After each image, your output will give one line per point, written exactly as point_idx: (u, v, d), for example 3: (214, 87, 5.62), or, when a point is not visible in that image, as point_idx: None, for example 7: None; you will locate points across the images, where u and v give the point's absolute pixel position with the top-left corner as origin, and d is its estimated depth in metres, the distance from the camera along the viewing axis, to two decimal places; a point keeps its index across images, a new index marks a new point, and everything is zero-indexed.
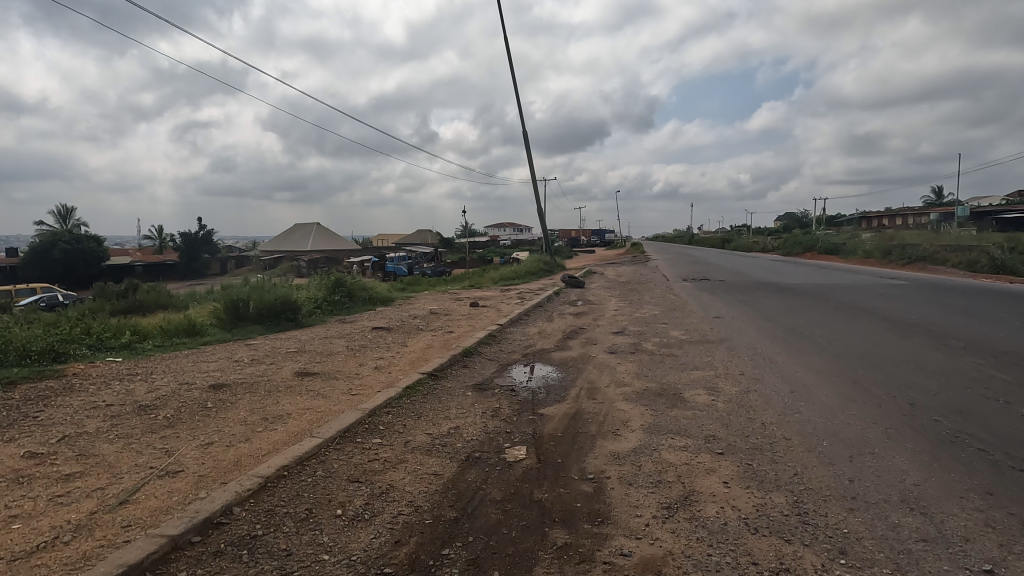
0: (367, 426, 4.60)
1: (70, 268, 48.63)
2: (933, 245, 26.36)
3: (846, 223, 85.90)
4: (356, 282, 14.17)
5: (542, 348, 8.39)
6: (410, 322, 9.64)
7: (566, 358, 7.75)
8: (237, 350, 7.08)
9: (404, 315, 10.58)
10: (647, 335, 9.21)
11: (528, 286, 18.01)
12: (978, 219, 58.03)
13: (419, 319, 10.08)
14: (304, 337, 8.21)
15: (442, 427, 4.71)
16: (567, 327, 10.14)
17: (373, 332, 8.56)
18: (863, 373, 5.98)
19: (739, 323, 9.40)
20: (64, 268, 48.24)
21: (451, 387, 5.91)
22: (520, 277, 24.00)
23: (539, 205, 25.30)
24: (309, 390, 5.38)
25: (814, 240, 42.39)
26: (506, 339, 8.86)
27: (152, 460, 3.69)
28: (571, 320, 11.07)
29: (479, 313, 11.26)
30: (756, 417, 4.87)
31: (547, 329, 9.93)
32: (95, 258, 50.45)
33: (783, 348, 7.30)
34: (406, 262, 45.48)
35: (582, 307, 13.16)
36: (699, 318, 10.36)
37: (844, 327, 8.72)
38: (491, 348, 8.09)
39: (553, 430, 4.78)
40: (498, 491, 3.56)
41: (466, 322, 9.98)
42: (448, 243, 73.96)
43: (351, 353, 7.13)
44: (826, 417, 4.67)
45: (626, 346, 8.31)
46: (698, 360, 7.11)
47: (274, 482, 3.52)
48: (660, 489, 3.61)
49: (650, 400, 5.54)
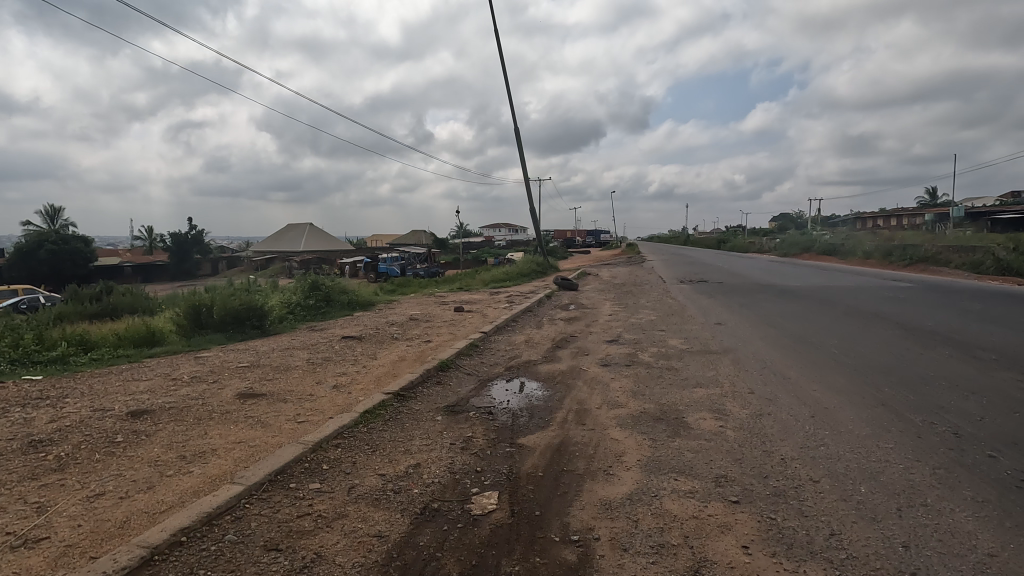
0: (307, 466, 3.80)
1: (56, 270, 47.56)
2: (936, 245, 25.74)
3: (842, 223, 85.55)
4: (335, 285, 13.34)
5: (529, 359, 7.59)
6: (387, 330, 8.84)
7: (555, 371, 6.97)
8: (182, 365, 6.26)
9: (381, 322, 9.76)
10: (644, 344, 8.44)
11: (519, 289, 17.26)
12: (974, 220, 57.63)
13: (397, 326, 9.28)
14: (264, 348, 7.39)
15: (398, 466, 3.92)
16: (557, 335, 9.36)
17: (342, 343, 7.74)
18: (890, 392, 5.24)
19: (743, 331, 8.65)
20: (50, 269, 47.16)
21: (418, 411, 5.11)
22: (513, 279, 23.30)
23: (531, 205, 24.53)
24: (248, 417, 4.57)
25: (813, 240, 41.76)
26: (489, 349, 8.07)
27: (13, 522, 2.90)
28: (562, 327, 10.30)
29: (463, 319, 10.45)
30: (774, 451, 4.10)
31: (535, 338, 9.14)
32: (82, 259, 49.35)
33: (796, 362, 6.56)
34: (399, 263, 44.64)
35: (575, 311, 12.38)
36: (699, 325, 9.61)
37: (858, 335, 7.98)
38: (472, 360, 7.30)
39: (533, 467, 3.99)
40: (454, 563, 2.78)
41: (449, 330, 9.17)
42: (443, 244, 73.05)
43: (311, 368, 6.31)
44: (858, 453, 3.91)
45: (620, 358, 7.53)
46: (702, 375, 6.34)
47: (166, 553, 2.73)
48: (663, 557, 2.83)
49: (648, 427, 4.75)
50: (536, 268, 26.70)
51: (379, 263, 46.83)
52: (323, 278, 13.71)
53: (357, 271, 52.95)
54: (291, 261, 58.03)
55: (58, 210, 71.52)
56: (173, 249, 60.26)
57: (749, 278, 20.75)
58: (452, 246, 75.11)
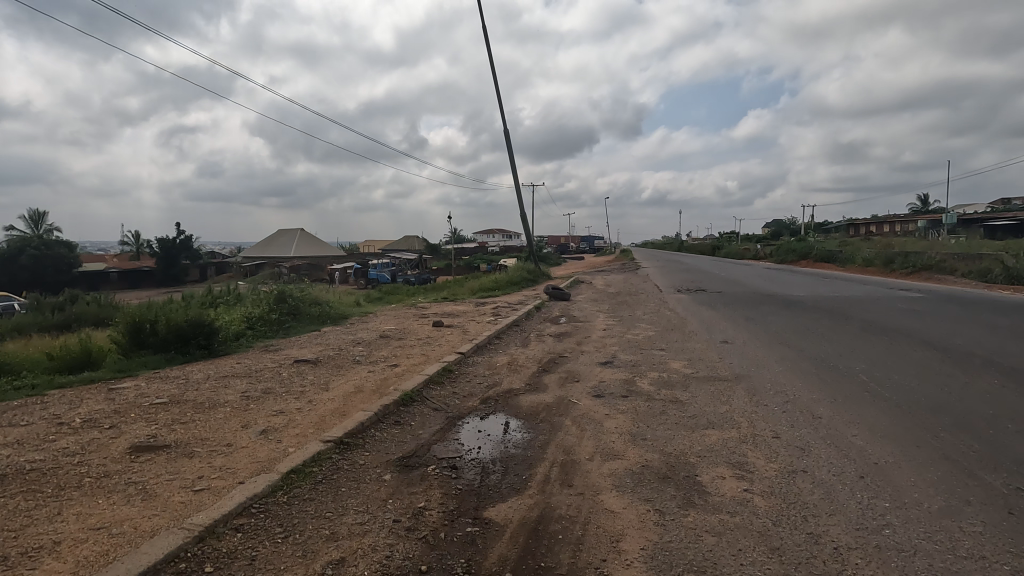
0: (183, 568, 2.73)
1: (37, 277, 46.04)
2: (940, 253, 24.90)
3: (835, 229, 85.29)
4: (304, 297, 12.21)
5: (509, 389, 6.50)
6: (349, 352, 7.72)
7: (539, 405, 5.89)
8: (83, 402, 5.13)
9: (348, 341, 8.66)
10: (642, 367, 7.39)
11: (508, 299, 16.24)
12: (967, 226, 57.37)
13: (363, 347, 8.18)
14: (199, 376, 6.27)
15: (313, 563, 2.85)
16: (545, 357, 8.28)
17: (292, 369, 6.63)
18: (950, 440, 4.25)
19: (755, 351, 7.67)
20: (30, 276, 45.65)
21: (362, 468, 4.05)
22: (502, 287, 22.31)
23: (522, 210, 23.50)
24: (128, 484, 3.48)
25: (812, 246, 40.93)
26: (465, 374, 7.00)
27: None
28: (550, 345, 9.24)
29: (441, 337, 9.36)
30: (823, 535, 3.07)
31: (519, 360, 8.05)
32: (64, 265, 47.90)
33: (824, 394, 5.57)
34: (389, 270, 43.51)
35: (566, 326, 11.31)
36: (704, 343, 8.64)
37: (887, 358, 7.01)
38: (442, 390, 6.21)
39: (499, 564, 2.92)
40: None
41: (421, 350, 8.08)
42: (436, 250, 71.92)
43: (242, 405, 5.20)
44: (941, 544, 2.89)
45: (616, 387, 6.46)
46: (714, 412, 5.30)
47: None
48: None
49: (652, 492, 3.70)
50: (527, 276, 25.65)
51: (369, 270, 45.71)
52: (293, 288, 12.55)
53: (347, 277, 51.80)
54: (280, 266, 56.77)
55: (42, 216, 70.16)
56: (158, 254, 58.81)
57: (750, 286, 19.82)
58: (445, 251, 74.43)
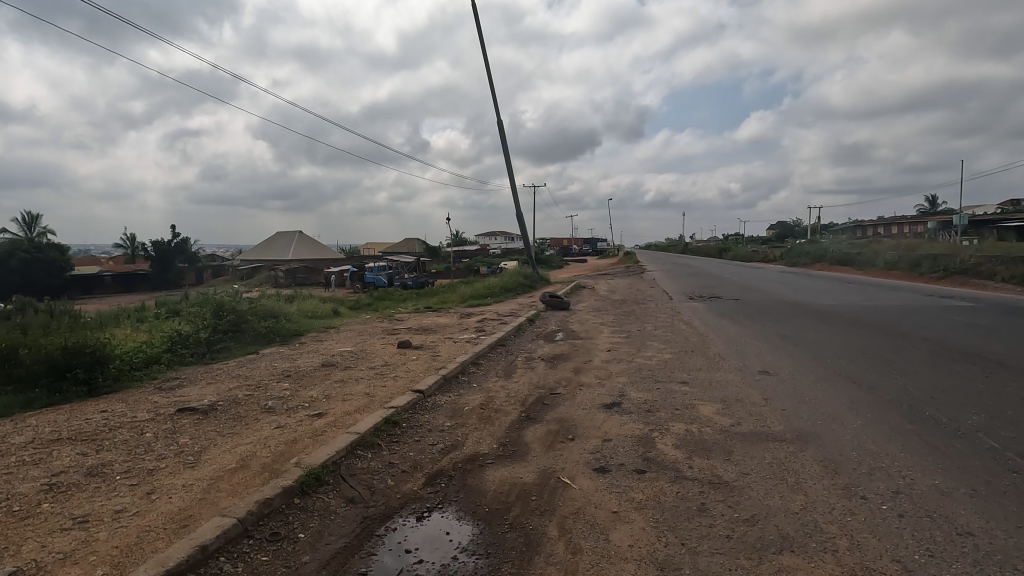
0: None
1: (27, 281, 44.04)
2: (974, 255, 22.73)
3: (843, 230, 83.19)
4: (250, 310, 10.20)
5: (473, 454, 4.51)
6: (268, 391, 5.73)
7: (511, 488, 3.90)
8: None
9: (276, 373, 6.66)
10: (661, 416, 5.39)
11: (499, 310, 14.26)
12: (981, 228, 55.34)
13: (291, 383, 6.17)
14: (19, 441, 4.29)
15: None
16: (531, 395, 6.28)
17: (165, 424, 4.64)
18: None
19: (810, 391, 5.73)
20: (19, 280, 43.61)
21: None
22: (497, 295, 20.40)
23: (517, 210, 21.45)
24: None
25: (827, 248, 38.72)
26: (415, 428, 5.02)
27: None
28: (542, 376, 7.25)
29: (402, 364, 7.35)
30: None
31: (496, 400, 6.05)
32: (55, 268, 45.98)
33: (952, 479, 3.61)
34: (385, 273, 41.52)
35: (563, 346, 9.33)
36: (738, 375, 6.69)
37: (1000, 405, 5.09)
38: (372, 462, 4.23)
39: None
40: None
41: (367, 387, 6.09)
42: (435, 252, 70.14)
43: (27, 506, 3.23)
44: None
45: (626, 453, 4.47)
46: (786, 516, 3.33)
47: None
48: None
49: None
50: (524, 281, 23.60)
51: (365, 272, 43.73)
52: (237, 300, 10.51)
53: (344, 281, 49.87)
54: (275, 270, 54.83)
55: (35, 219, 68.79)
56: (150, 257, 56.86)
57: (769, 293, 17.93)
58: (444, 254, 72.60)
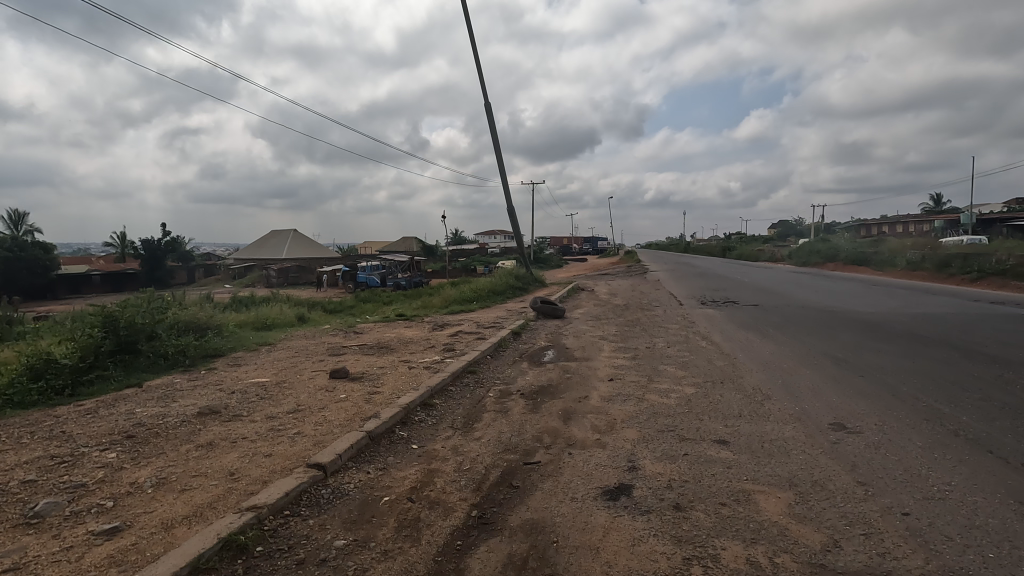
0: None
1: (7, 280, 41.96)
2: (1012, 254, 20.50)
3: (850, 228, 81.05)
4: (154, 323, 7.99)
5: None
6: (66, 474, 3.57)
7: None
8: None
9: (120, 429, 4.50)
10: (698, 522, 3.23)
11: (481, 319, 12.08)
12: (995, 225, 53.14)
13: (124, 451, 4.01)
14: None
15: None
16: (492, 468, 4.10)
17: None
18: None
19: (935, 474, 3.58)
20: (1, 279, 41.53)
21: None
22: (486, 298, 18.29)
23: (507, 205, 19.16)
24: None
25: (841, 246, 36.45)
26: (273, 556, 2.86)
27: None
28: (513, 426, 5.08)
29: (319, 410, 5.18)
30: None
31: (437, 480, 3.89)
32: (40, 267, 43.60)
33: None
34: (378, 272, 39.49)
35: (551, 373, 7.15)
36: (800, 432, 4.55)
37: None
38: None
39: None
40: None
41: (237, 461, 3.91)
42: (432, 251, 68.14)
43: None
44: None
45: None
46: None
47: None
48: None
49: None
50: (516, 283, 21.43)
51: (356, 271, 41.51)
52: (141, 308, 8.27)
53: (334, 280, 47.74)
54: (266, 270, 52.90)
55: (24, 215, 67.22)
56: (136, 256, 54.52)
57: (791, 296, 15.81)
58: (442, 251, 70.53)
